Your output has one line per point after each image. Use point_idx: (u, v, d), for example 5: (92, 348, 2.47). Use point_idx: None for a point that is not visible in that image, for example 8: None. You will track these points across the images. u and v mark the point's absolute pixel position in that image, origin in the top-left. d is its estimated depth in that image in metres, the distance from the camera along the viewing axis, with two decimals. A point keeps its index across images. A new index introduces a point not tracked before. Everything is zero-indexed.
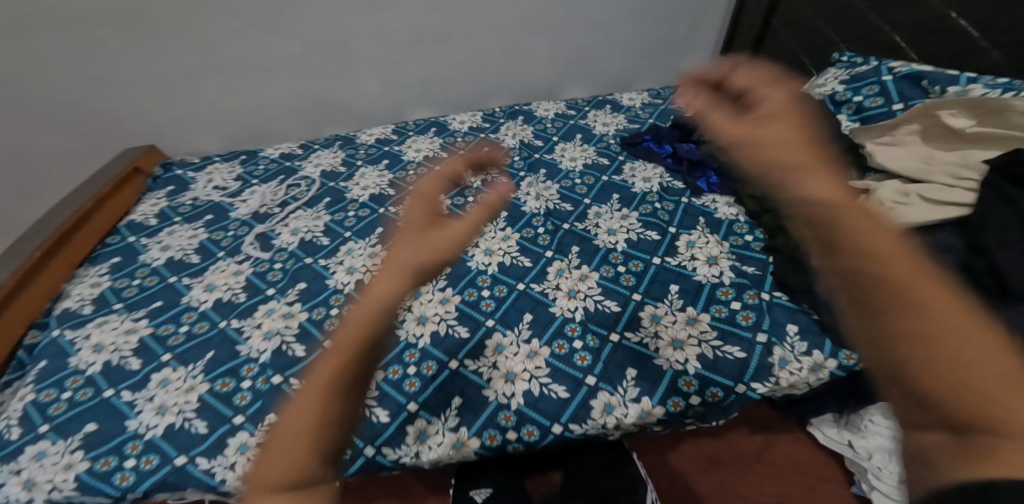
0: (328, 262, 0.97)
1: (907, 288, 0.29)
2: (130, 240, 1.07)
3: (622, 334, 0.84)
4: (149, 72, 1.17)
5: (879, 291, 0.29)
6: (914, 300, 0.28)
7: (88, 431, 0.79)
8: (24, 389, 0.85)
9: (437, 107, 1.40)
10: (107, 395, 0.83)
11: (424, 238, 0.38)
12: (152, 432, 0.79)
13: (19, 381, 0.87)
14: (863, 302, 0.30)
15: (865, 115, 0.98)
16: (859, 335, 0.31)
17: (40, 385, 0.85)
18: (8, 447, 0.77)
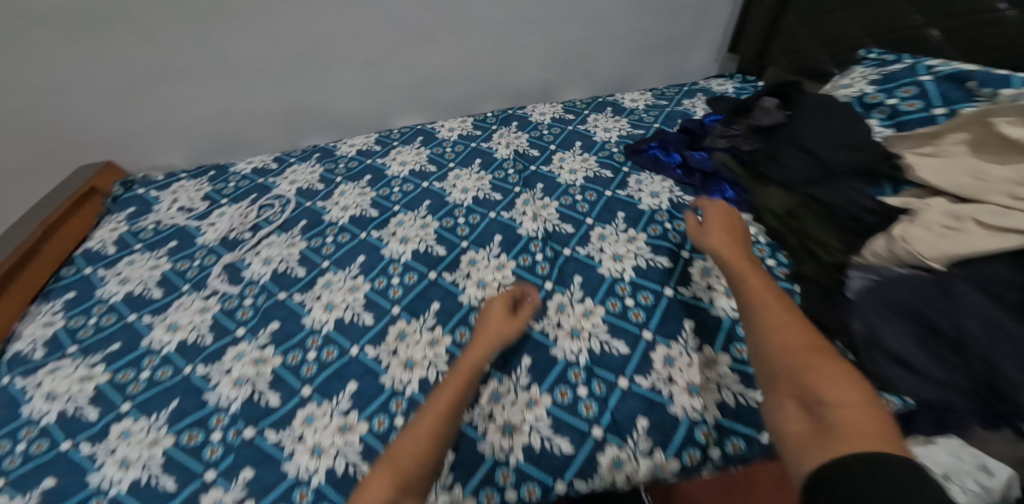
0: (304, 297, 0.87)
1: (783, 332, 0.57)
2: (86, 272, 0.98)
3: (632, 379, 0.75)
4: (97, 81, 1.05)
5: (766, 330, 0.58)
6: (777, 330, 0.57)
7: (46, 488, 0.70)
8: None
9: (423, 112, 1.28)
10: (64, 449, 0.74)
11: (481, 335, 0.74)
12: (117, 488, 0.70)
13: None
14: (758, 335, 0.59)
15: (900, 120, 0.87)
16: (756, 357, 0.58)
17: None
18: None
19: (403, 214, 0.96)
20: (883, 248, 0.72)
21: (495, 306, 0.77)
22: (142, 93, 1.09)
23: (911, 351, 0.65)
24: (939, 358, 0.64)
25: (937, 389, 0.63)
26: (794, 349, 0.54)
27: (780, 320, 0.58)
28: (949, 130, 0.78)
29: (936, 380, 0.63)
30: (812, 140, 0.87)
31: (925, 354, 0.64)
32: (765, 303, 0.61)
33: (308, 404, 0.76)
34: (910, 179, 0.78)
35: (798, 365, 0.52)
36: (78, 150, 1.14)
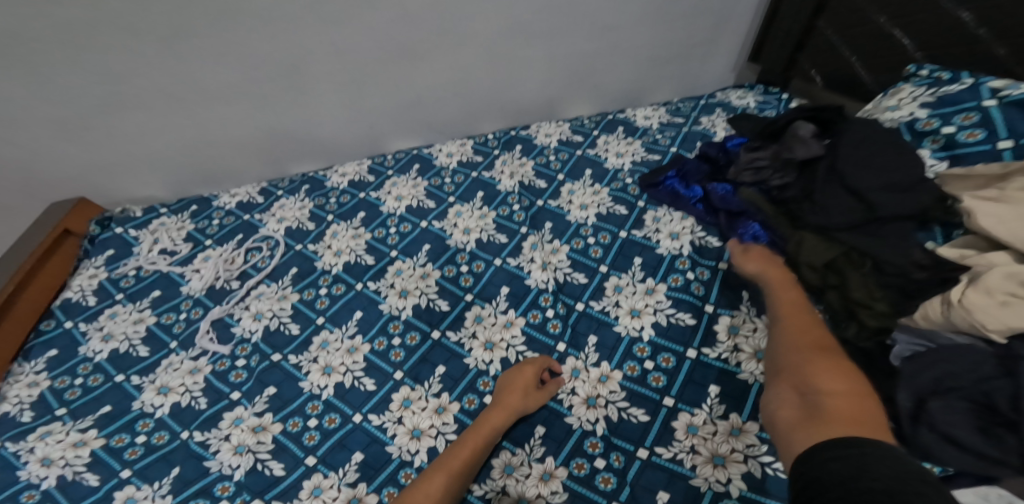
0: (300, 359, 0.82)
1: (801, 338, 0.64)
2: (66, 326, 0.91)
3: (652, 450, 0.70)
4: (52, 110, 0.95)
5: (788, 336, 0.65)
6: (796, 336, 0.64)
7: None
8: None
9: (417, 132, 1.19)
10: None
11: (507, 395, 0.71)
12: None
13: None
14: (780, 341, 0.66)
15: (957, 151, 0.80)
16: (772, 357, 0.65)
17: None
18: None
19: (402, 262, 0.90)
20: (938, 313, 0.66)
21: (526, 371, 0.73)
22: (106, 121, 0.99)
23: (964, 427, 0.59)
24: (988, 432, 0.57)
25: (981, 465, 0.57)
26: (805, 350, 0.61)
27: (807, 337, 0.64)
28: (1017, 172, 0.70)
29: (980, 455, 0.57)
30: (858, 181, 0.80)
31: (979, 430, 0.58)
32: (793, 321, 0.67)
33: (314, 475, 0.71)
34: (969, 226, 0.72)
35: (804, 363, 0.59)
36: (46, 185, 1.05)
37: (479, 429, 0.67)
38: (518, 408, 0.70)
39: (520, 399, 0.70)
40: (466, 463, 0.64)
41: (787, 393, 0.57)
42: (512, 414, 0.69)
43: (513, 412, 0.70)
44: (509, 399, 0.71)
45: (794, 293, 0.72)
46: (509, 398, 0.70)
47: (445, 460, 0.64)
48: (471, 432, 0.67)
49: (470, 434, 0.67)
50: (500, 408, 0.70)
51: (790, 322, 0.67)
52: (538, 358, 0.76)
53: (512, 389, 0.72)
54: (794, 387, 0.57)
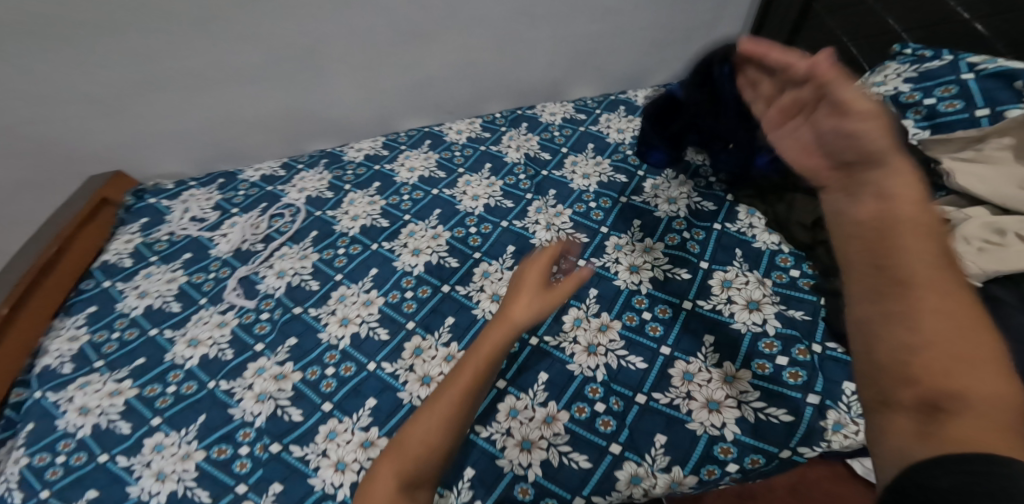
0: (319, 311, 0.87)
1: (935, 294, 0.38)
2: (104, 285, 0.97)
3: (649, 395, 0.75)
4: (95, 90, 1.03)
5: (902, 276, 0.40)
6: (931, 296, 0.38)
7: (88, 500, 0.72)
8: (16, 452, 0.78)
9: (429, 113, 1.25)
10: (103, 461, 0.76)
11: (511, 307, 0.62)
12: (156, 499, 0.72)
13: (12, 440, 0.81)
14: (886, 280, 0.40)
15: (938, 121, 0.85)
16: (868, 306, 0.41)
17: (33, 448, 0.78)
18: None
19: (414, 224, 0.95)
20: None
21: (534, 274, 0.65)
22: (143, 99, 1.07)
23: None
24: None
25: None
26: (934, 315, 0.37)
27: (948, 304, 0.38)
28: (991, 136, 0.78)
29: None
30: None
31: None
32: (925, 277, 0.39)
33: (330, 420, 0.76)
34: (949, 187, 0.80)
35: (933, 339, 0.37)
36: (84, 160, 1.13)
37: (479, 350, 0.59)
38: (529, 317, 0.61)
39: (529, 308, 0.62)
40: (465, 404, 0.57)
41: (909, 405, 0.35)
42: (519, 325, 0.60)
43: (522, 321, 0.61)
44: (513, 311, 0.62)
45: (917, 211, 0.43)
46: (519, 309, 0.62)
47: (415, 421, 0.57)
48: (455, 375, 0.58)
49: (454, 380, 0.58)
50: (503, 325, 0.61)
51: (911, 266, 0.40)
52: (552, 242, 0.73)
53: (518, 298, 0.63)
54: (920, 396, 0.35)
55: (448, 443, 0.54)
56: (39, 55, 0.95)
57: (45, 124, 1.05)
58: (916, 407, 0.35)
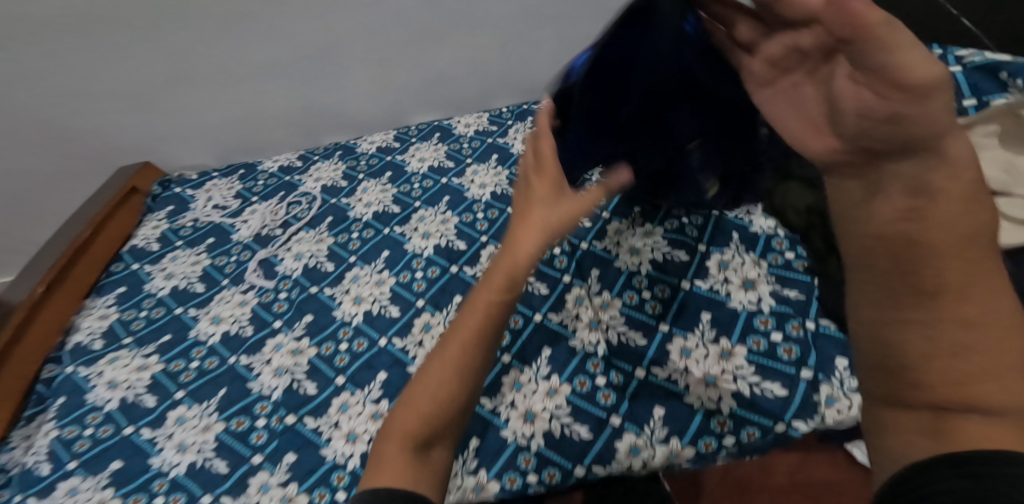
0: (334, 290, 0.91)
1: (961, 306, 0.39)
2: (133, 267, 1.03)
3: (649, 370, 0.79)
4: (130, 85, 1.11)
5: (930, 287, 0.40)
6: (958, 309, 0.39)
7: (114, 468, 0.78)
8: (47, 425, 0.84)
9: (439, 109, 1.31)
10: (127, 433, 0.82)
11: (520, 240, 0.62)
12: (176, 470, 0.77)
13: (43, 414, 0.86)
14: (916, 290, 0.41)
15: None
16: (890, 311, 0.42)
17: (63, 421, 0.84)
18: (43, 483, 0.77)
19: (424, 210, 1.00)
20: None
21: (542, 199, 0.64)
22: (173, 94, 1.14)
23: None
24: None
25: None
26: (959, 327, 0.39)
27: (977, 317, 0.39)
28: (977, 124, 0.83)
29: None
30: None
31: None
32: (953, 287, 0.39)
33: (342, 393, 0.80)
34: None
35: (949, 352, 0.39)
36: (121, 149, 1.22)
37: (487, 289, 0.61)
38: (537, 247, 0.61)
39: (536, 238, 0.61)
40: (475, 346, 0.60)
41: (922, 404, 0.39)
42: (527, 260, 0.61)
43: (530, 253, 0.61)
44: (521, 244, 0.61)
45: (961, 210, 0.40)
46: (526, 239, 0.61)
47: (419, 383, 0.60)
48: (454, 337, 0.61)
49: (451, 343, 0.60)
50: (510, 261, 0.61)
51: (944, 272, 0.39)
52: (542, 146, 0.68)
53: (525, 226, 0.62)
54: (939, 399, 0.39)
55: (460, 387, 0.59)
56: (83, 52, 1.04)
57: (88, 114, 1.15)
58: (950, 407, 0.38)
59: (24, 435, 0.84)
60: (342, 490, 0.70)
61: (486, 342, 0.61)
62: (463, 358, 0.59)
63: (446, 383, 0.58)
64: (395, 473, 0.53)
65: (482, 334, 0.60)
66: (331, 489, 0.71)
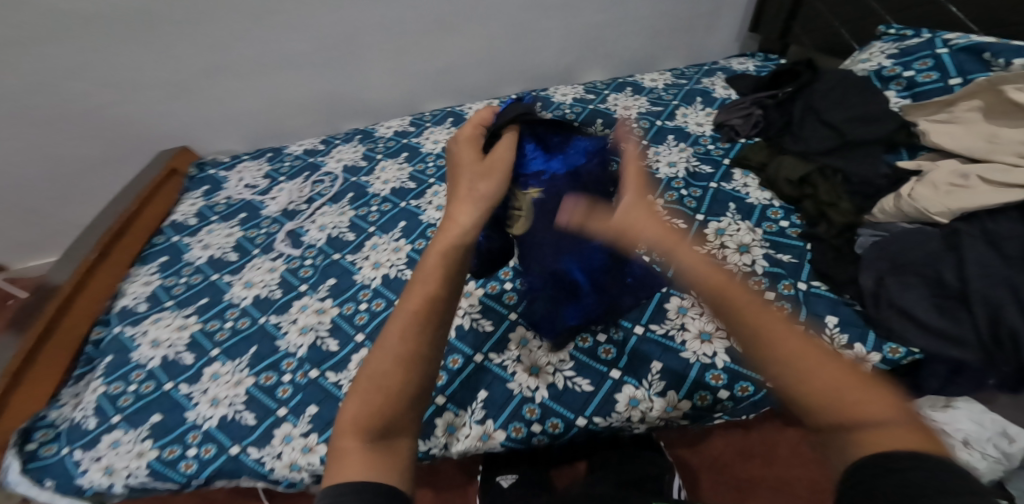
0: (355, 257, 0.98)
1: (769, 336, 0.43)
2: (174, 240, 1.12)
3: (647, 327, 0.84)
4: (168, 75, 1.20)
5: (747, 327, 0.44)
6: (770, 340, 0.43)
7: (154, 421, 0.85)
8: (95, 382, 0.93)
9: (451, 96, 1.38)
10: (167, 389, 0.89)
11: (460, 207, 0.55)
12: (209, 423, 0.84)
13: (91, 374, 0.95)
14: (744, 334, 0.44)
15: (917, 91, 0.95)
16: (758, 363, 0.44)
17: (109, 378, 0.92)
18: (88, 436, 0.85)
19: (438, 186, 1.06)
20: (892, 205, 0.81)
21: (472, 166, 0.59)
22: (208, 83, 1.23)
23: (919, 302, 0.72)
24: (943, 308, 0.71)
25: (931, 334, 0.70)
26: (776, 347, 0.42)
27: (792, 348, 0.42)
28: (961, 98, 0.86)
29: (943, 332, 0.70)
30: (831, 115, 0.93)
31: (932, 305, 0.71)
32: (774, 331, 0.43)
33: (361, 350, 0.86)
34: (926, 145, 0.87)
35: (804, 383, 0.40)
36: (160, 135, 1.32)
37: (437, 259, 0.52)
38: (480, 211, 0.55)
39: (477, 203, 0.56)
40: (428, 321, 0.49)
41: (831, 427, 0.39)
42: (472, 222, 0.54)
43: (476, 217, 0.55)
44: (462, 211, 0.55)
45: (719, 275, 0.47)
46: (467, 204, 0.55)
47: (366, 371, 0.48)
48: (403, 317, 0.49)
49: (400, 320, 0.49)
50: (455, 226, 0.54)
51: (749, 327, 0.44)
52: (463, 131, 0.66)
53: (466, 192, 0.57)
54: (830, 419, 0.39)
55: (417, 371, 0.48)
56: (126, 45, 1.14)
57: (131, 103, 1.25)
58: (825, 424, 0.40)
59: (73, 393, 0.93)
60: None
61: (440, 316, 0.50)
62: (414, 338, 0.48)
63: (398, 371, 0.47)
64: (359, 468, 0.43)
65: (434, 307, 0.50)
66: None
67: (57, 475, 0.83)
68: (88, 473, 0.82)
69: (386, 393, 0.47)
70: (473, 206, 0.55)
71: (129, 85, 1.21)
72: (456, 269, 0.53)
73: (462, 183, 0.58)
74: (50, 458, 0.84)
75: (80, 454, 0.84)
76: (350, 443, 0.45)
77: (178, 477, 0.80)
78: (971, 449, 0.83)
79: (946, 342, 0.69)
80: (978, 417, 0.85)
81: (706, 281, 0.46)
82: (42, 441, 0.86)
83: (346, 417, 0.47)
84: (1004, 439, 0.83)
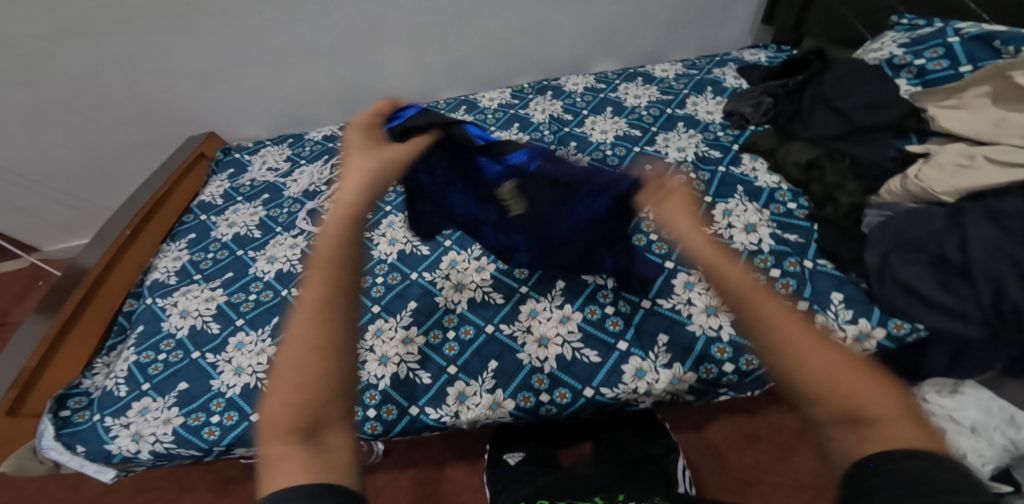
0: (373, 234, 1.05)
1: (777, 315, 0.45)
2: (201, 218, 1.19)
3: (654, 301, 0.87)
4: (199, 65, 1.26)
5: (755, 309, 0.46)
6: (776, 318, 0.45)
7: (182, 389, 0.92)
8: (128, 351, 0.98)
9: (466, 85, 1.43)
10: (195, 357, 0.95)
11: (343, 191, 0.52)
12: (232, 390, 0.90)
13: (122, 344, 1.02)
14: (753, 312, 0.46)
15: (927, 79, 0.95)
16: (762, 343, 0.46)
17: (140, 347, 0.98)
18: (120, 402, 0.91)
19: None
20: (898, 186, 0.82)
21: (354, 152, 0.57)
22: (236, 73, 1.29)
23: (924, 279, 0.73)
24: (947, 284, 0.72)
25: (936, 310, 0.72)
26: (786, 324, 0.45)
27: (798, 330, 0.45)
28: (971, 84, 0.85)
29: (947, 308, 0.71)
30: (843, 102, 0.94)
31: (936, 282, 0.72)
32: (785, 323, 0.45)
33: (378, 320, 0.92)
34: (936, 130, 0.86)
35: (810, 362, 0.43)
36: (190, 122, 1.39)
37: (333, 246, 0.49)
38: (367, 192, 0.53)
39: (361, 183, 0.53)
40: (338, 307, 0.47)
41: (838, 420, 0.41)
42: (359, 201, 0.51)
43: (365, 197, 0.52)
44: (348, 194, 0.52)
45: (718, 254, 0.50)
46: (350, 187, 0.52)
47: (279, 373, 0.45)
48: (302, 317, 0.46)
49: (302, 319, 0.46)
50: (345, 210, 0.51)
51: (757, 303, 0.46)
52: (357, 120, 0.63)
53: (351, 175, 0.54)
54: (842, 412, 0.41)
55: (340, 360, 0.45)
56: (162, 36, 1.19)
57: (164, 92, 1.31)
58: (838, 418, 0.41)
59: (105, 363, 1.00)
60: (373, 407, 0.84)
61: (348, 299, 0.48)
62: (326, 330, 0.45)
63: (315, 366, 0.44)
64: (291, 473, 0.42)
65: (337, 291, 0.47)
66: (381, 421, 0.83)
67: (87, 441, 0.89)
68: (117, 439, 0.88)
69: (304, 392, 0.44)
70: (359, 188, 0.52)
71: (162, 76, 1.27)
72: (355, 249, 0.50)
73: (346, 170, 0.55)
74: (83, 424, 0.91)
75: (111, 420, 0.90)
76: (279, 447, 0.43)
77: (202, 443, 0.86)
78: (979, 436, 0.82)
79: (950, 317, 0.71)
80: (985, 404, 0.84)
81: (718, 263, 0.50)
82: (76, 408, 0.93)
83: (269, 424, 0.44)
84: (1012, 427, 0.81)
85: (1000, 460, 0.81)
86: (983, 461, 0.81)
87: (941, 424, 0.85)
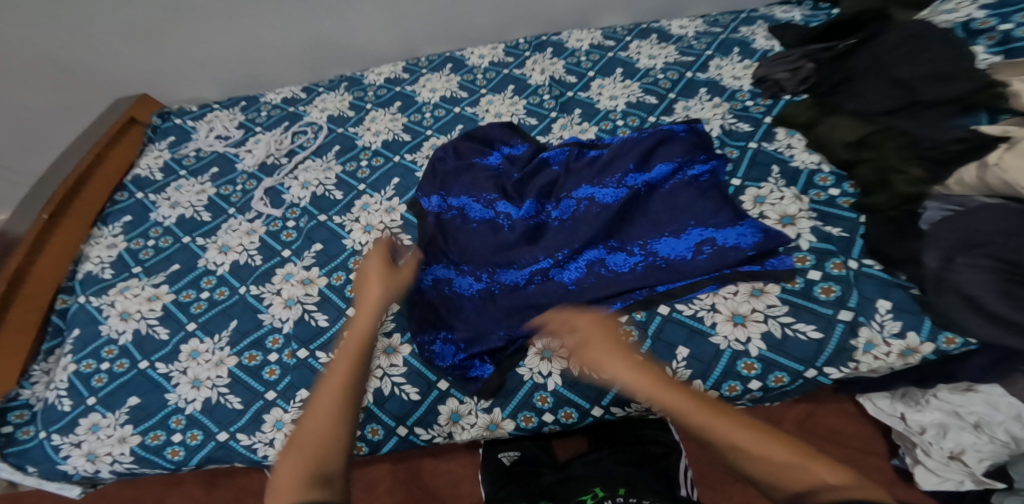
0: (343, 219, 0.92)
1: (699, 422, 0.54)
2: (138, 197, 1.01)
3: (674, 306, 0.74)
4: (124, 16, 1.04)
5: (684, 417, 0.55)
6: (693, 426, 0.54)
7: (132, 404, 0.78)
8: (65, 359, 0.83)
9: (453, 41, 1.24)
10: (143, 367, 0.81)
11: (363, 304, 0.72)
12: (192, 406, 0.78)
13: (61, 349, 0.86)
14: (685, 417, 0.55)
15: (1011, 47, 0.79)
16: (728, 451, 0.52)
17: (78, 356, 0.83)
18: (66, 418, 0.78)
19: (437, 138, 1.02)
20: (974, 176, 0.69)
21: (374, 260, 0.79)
22: (170, 26, 1.07)
23: (985, 289, 0.62)
24: (1012, 293, 0.61)
25: (998, 327, 0.62)
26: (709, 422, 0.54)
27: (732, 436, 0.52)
28: None
29: (1006, 321, 0.61)
30: (901, 71, 0.80)
31: (999, 293, 0.61)
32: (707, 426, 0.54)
33: None
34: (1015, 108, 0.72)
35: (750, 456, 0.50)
36: (121, 83, 1.17)
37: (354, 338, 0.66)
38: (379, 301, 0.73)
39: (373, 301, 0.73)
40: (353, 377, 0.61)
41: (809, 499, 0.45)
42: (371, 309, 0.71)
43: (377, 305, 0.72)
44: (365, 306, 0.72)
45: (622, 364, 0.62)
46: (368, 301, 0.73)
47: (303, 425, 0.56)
48: (296, 440, 0.54)
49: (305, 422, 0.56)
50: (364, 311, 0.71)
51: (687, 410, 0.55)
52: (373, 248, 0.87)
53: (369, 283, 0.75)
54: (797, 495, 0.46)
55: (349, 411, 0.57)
56: None
57: (86, 50, 1.09)
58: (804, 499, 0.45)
59: (44, 370, 0.84)
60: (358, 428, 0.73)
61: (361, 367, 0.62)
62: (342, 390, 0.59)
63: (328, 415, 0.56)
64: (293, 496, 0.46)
65: (355, 375, 0.61)
66: (367, 441, 0.74)
67: (37, 461, 0.76)
68: (70, 459, 0.75)
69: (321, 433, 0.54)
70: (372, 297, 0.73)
71: (79, 29, 1.05)
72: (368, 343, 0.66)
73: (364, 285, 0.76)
74: (27, 443, 0.77)
75: (59, 438, 0.77)
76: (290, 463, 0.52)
77: (166, 463, 0.76)
78: (981, 432, 0.83)
79: (1010, 333, 0.61)
80: (993, 400, 0.82)
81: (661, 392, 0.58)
82: (19, 423, 0.78)
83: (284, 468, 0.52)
84: (1017, 424, 0.81)
85: (997, 456, 0.83)
86: (980, 456, 0.84)
87: (945, 419, 0.86)
